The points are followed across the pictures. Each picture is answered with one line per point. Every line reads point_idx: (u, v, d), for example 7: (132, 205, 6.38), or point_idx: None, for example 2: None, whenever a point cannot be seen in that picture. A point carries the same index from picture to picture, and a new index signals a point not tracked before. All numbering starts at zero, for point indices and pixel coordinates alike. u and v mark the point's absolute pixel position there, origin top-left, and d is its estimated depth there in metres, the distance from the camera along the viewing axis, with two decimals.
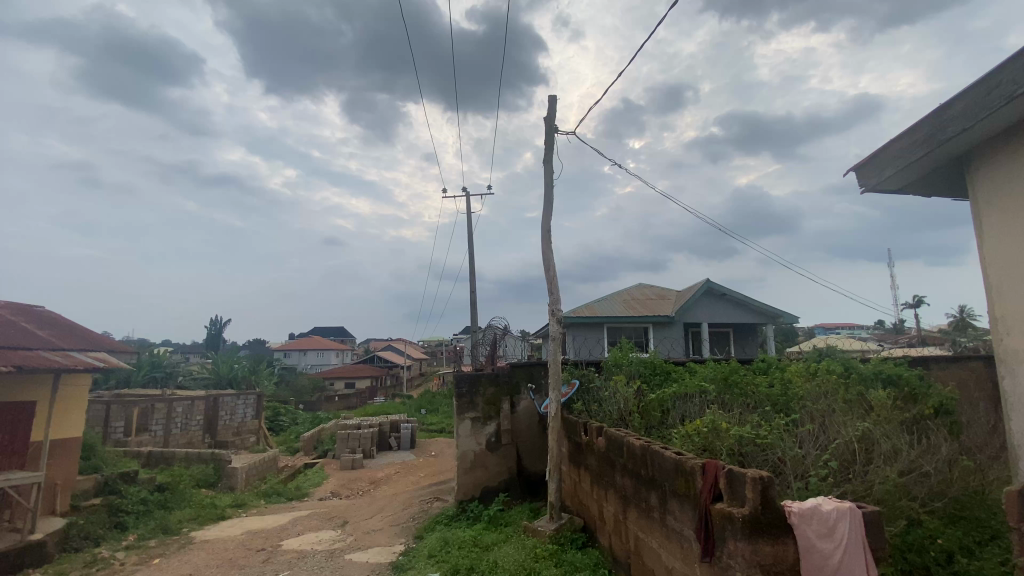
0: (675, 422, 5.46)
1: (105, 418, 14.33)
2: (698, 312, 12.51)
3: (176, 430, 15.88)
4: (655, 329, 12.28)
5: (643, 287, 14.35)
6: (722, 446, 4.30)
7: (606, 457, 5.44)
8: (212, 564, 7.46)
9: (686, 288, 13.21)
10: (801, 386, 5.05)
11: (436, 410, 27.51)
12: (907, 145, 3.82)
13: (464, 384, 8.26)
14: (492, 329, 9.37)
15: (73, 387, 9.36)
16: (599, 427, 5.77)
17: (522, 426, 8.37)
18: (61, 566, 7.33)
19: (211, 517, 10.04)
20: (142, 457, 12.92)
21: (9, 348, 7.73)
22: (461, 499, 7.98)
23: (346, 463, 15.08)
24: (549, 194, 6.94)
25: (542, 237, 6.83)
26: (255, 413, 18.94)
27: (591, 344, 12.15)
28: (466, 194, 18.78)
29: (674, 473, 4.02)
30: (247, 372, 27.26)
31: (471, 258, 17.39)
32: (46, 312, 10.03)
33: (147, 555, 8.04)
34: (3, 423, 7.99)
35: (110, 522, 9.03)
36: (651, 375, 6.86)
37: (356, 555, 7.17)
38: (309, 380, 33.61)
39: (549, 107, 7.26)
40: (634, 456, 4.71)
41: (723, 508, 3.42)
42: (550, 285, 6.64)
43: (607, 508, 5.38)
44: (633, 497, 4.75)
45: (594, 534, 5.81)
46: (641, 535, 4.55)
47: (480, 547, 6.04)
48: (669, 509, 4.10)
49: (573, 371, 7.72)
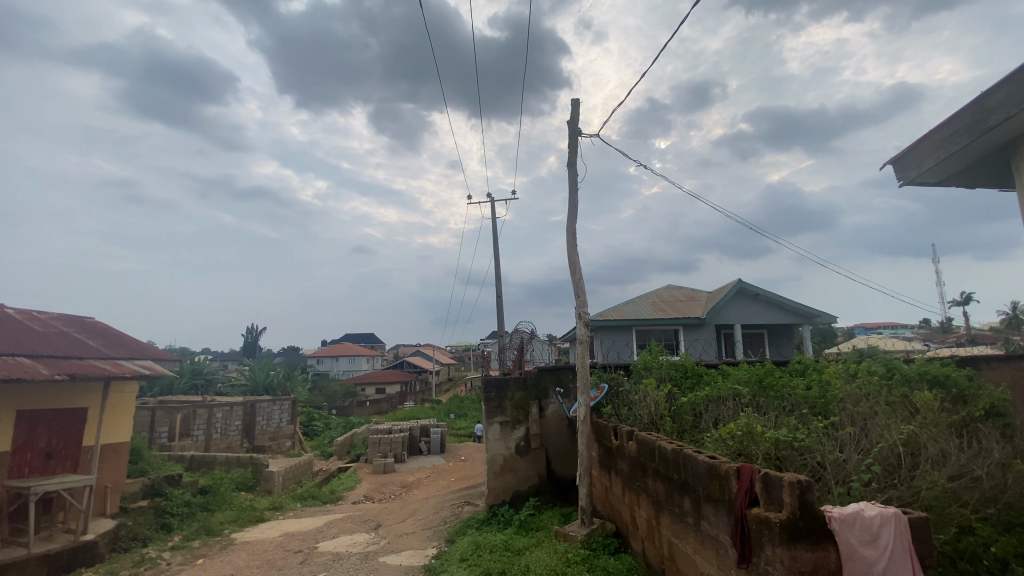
0: (708, 426, 5.36)
1: (151, 423, 15.00)
2: (731, 313, 12.22)
3: (216, 435, 16.48)
4: (685, 332, 12.06)
5: (672, 288, 14.11)
6: (757, 450, 4.21)
7: (637, 461, 5.38)
8: (253, 564, 7.69)
9: (717, 289, 12.94)
10: (840, 388, 4.89)
11: (466, 414, 27.79)
12: (949, 135, 3.66)
13: (492, 388, 8.29)
14: (519, 333, 9.41)
15: (122, 392, 9.83)
16: (629, 431, 5.69)
17: (551, 430, 8.36)
18: (113, 565, 7.71)
19: (250, 519, 10.36)
20: (185, 461, 13.43)
21: (63, 358, 8.22)
22: (491, 504, 8.01)
23: (378, 467, 15.35)
24: (574, 198, 6.92)
25: (568, 240, 6.82)
26: (291, 419, 19.42)
27: (619, 347, 12.02)
28: (492, 199, 18.85)
29: (707, 478, 3.94)
30: (283, 378, 28.09)
31: (497, 263, 17.48)
32: (95, 323, 10.57)
33: (193, 554, 8.36)
34: (57, 428, 8.47)
35: (157, 523, 9.45)
36: (682, 377, 6.75)
37: (390, 557, 7.29)
38: (340, 387, 33.95)
39: (571, 110, 7.28)
40: (666, 460, 4.65)
41: (759, 513, 3.34)
42: (576, 288, 6.62)
43: (639, 514, 5.30)
44: (666, 501, 4.67)
45: (627, 539, 5.73)
46: (675, 541, 4.47)
47: (512, 551, 6.05)
48: (703, 515, 4.01)
49: (601, 374, 7.67)
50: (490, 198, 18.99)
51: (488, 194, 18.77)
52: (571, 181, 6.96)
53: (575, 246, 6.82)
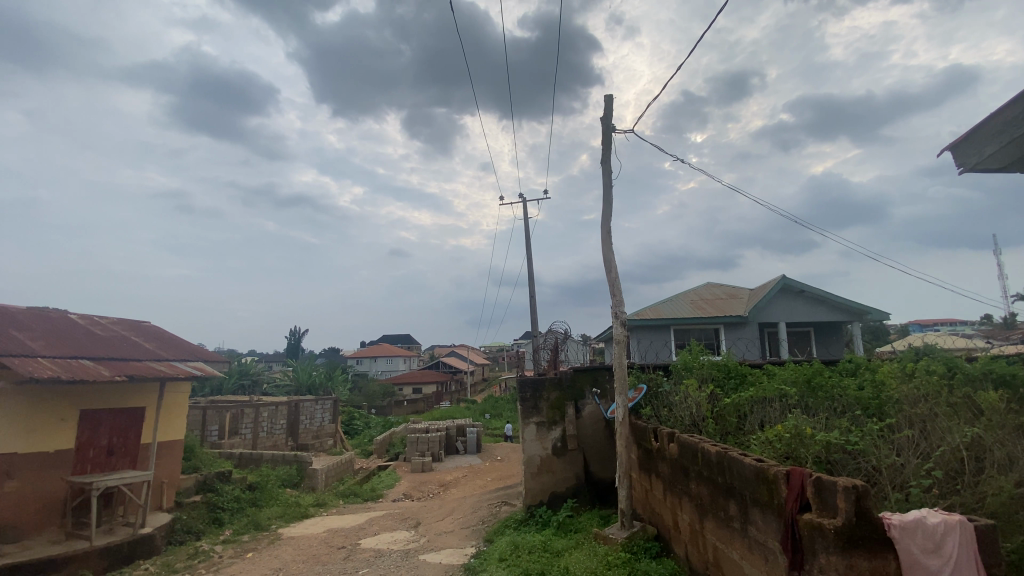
0: (754, 428, 5.18)
1: (202, 422, 15.71)
2: (774, 311, 11.78)
3: (263, 434, 17.11)
4: (727, 331, 11.70)
5: (711, 285, 13.71)
6: (806, 453, 4.03)
7: (679, 464, 5.24)
8: (299, 559, 7.93)
9: (759, 286, 12.50)
10: (896, 388, 4.60)
11: (501, 414, 27.93)
12: (1012, 119, 3.43)
13: (528, 388, 8.26)
14: (553, 333, 9.36)
15: (176, 392, 10.35)
16: (670, 433, 5.55)
17: (588, 431, 8.26)
18: (168, 557, 8.12)
19: (295, 515, 10.70)
20: (234, 458, 14.00)
21: (122, 360, 8.74)
22: (529, 504, 7.98)
23: (416, 466, 15.60)
24: (609, 196, 6.83)
25: (602, 238, 6.72)
26: (332, 418, 19.98)
27: (657, 347, 11.77)
28: (524, 199, 18.75)
29: (754, 483, 3.80)
30: (324, 379, 28.93)
31: (530, 263, 17.43)
32: (151, 326, 11.17)
33: (243, 548, 8.72)
34: (118, 426, 9.00)
35: (209, 517, 9.91)
36: (725, 378, 6.53)
37: (430, 555, 7.38)
38: (379, 387, 34.67)
39: (604, 107, 7.18)
40: (710, 463, 4.50)
41: (812, 519, 3.20)
42: (612, 287, 6.52)
43: (682, 518, 5.16)
44: (710, 505, 4.53)
45: (669, 543, 5.59)
46: (720, 546, 4.33)
47: (551, 553, 6.02)
48: (750, 519, 3.87)
49: (639, 375, 7.52)
50: (523, 199, 18.88)
51: (521, 195, 18.72)
52: (605, 179, 6.86)
53: (611, 244, 6.72)
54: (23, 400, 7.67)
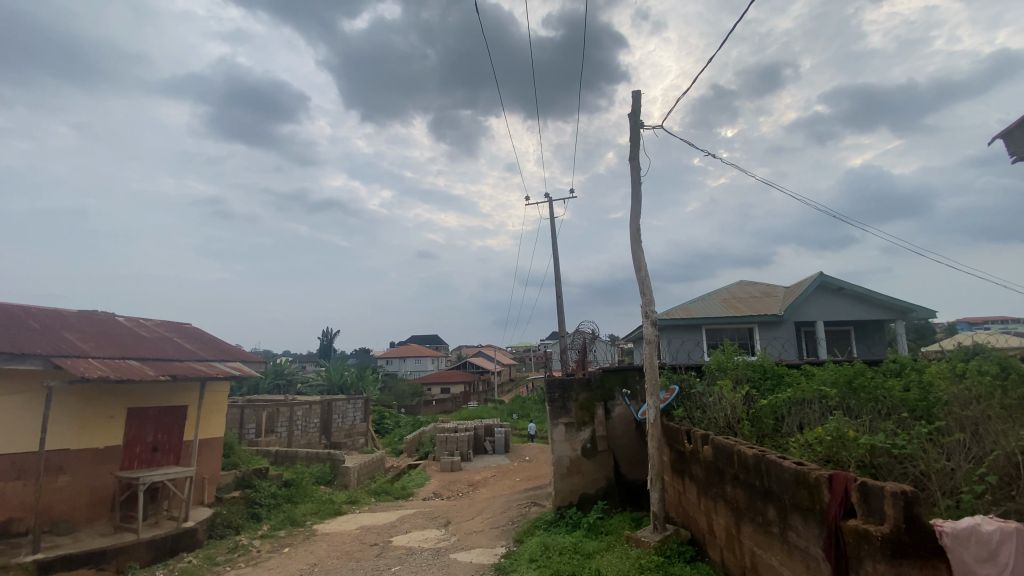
0: (792, 431, 5.03)
1: (240, 420, 16.24)
2: (812, 309, 11.39)
3: (297, 432, 17.57)
4: (761, 330, 11.38)
5: (745, 284, 13.35)
6: (849, 457, 3.89)
7: (714, 467, 5.12)
8: (334, 555, 8.10)
9: (796, 284, 12.10)
10: (945, 389, 4.37)
11: (529, 414, 27.92)
12: None
13: (556, 389, 8.21)
14: (581, 333, 9.28)
15: (217, 392, 10.72)
16: (703, 435, 5.43)
17: (619, 433, 8.16)
18: (210, 551, 8.43)
19: (329, 512, 10.93)
20: (271, 456, 14.42)
21: (166, 360, 9.12)
22: (558, 505, 7.93)
23: (446, 465, 15.74)
24: (637, 193, 6.73)
25: (631, 237, 6.63)
26: (363, 417, 20.34)
27: (689, 347, 11.54)
28: (550, 199, 18.64)
29: (794, 487, 3.67)
30: (355, 378, 29.50)
31: (557, 262, 17.35)
32: (192, 328, 11.61)
33: (280, 543, 8.97)
34: (162, 423, 9.39)
35: (247, 512, 10.24)
36: (761, 379, 6.34)
37: (460, 554, 7.42)
38: (408, 386, 35.13)
39: (632, 103, 7.08)
40: (747, 466, 4.37)
41: (857, 525, 3.07)
42: (642, 287, 6.42)
43: (717, 522, 5.04)
44: (746, 509, 4.41)
45: (703, 547, 5.46)
46: (758, 552, 4.21)
47: (582, 554, 5.97)
48: (789, 524, 3.75)
49: (672, 376, 7.38)
50: (550, 198, 18.78)
51: (547, 195, 18.62)
52: (633, 177, 6.76)
53: (640, 242, 6.62)
54: (75, 398, 8.08)
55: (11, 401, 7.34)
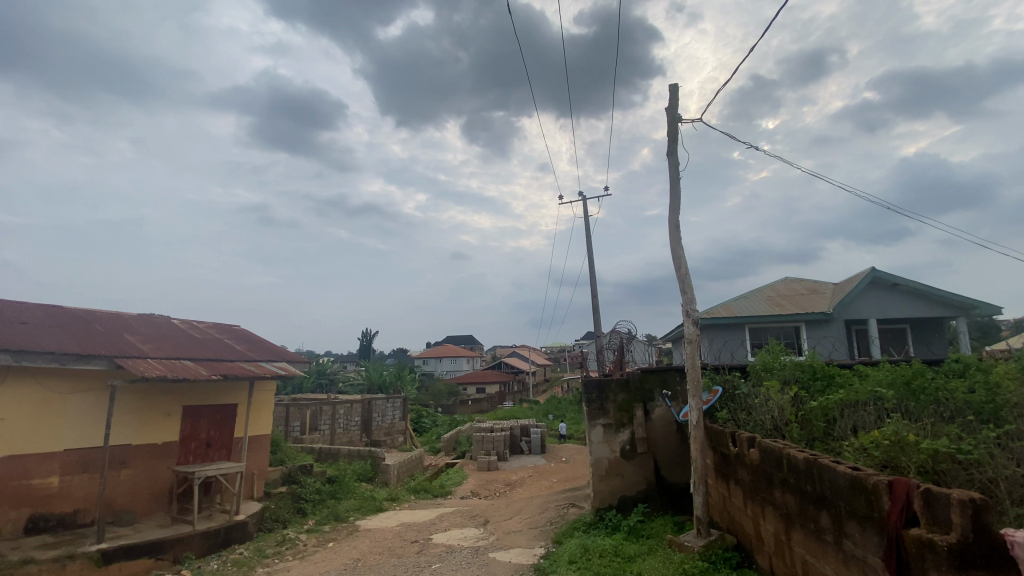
0: (845, 434, 4.79)
1: (286, 418, 16.85)
2: (863, 306, 10.84)
3: (339, 430, 18.07)
4: (809, 329, 10.92)
5: (789, 280, 12.84)
6: (909, 463, 3.67)
7: (761, 471, 4.94)
8: (375, 550, 8.29)
9: (845, 280, 11.55)
10: (1015, 390, 4.07)
11: (565, 414, 27.80)
12: None
13: (594, 390, 8.11)
14: (618, 333, 9.15)
15: (265, 391, 11.15)
16: (750, 438, 5.25)
17: (659, 434, 8.01)
18: (260, 543, 8.78)
19: (371, 508, 11.19)
20: (315, 452, 14.89)
21: (218, 361, 9.55)
22: (598, 507, 7.83)
23: (483, 464, 15.86)
24: (677, 188, 6.57)
25: (670, 234, 6.48)
26: (402, 415, 20.73)
27: (732, 347, 11.19)
28: (583, 198, 18.49)
29: (850, 493, 3.50)
30: (394, 377, 30.12)
31: (591, 261, 17.18)
32: (240, 329, 12.11)
33: (325, 537, 9.25)
34: (215, 421, 9.84)
35: (294, 507, 10.62)
36: (810, 380, 6.07)
37: (499, 554, 7.44)
38: (444, 386, 35.60)
39: (669, 96, 6.92)
40: (797, 470, 4.19)
41: (920, 534, 2.90)
42: (682, 285, 6.27)
43: (765, 528, 4.86)
44: (797, 515, 4.23)
45: (751, 554, 5.28)
46: (810, 560, 4.03)
47: (623, 557, 5.89)
48: (845, 532, 3.57)
49: (715, 376, 7.17)
50: (583, 197, 18.59)
51: (580, 194, 18.47)
52: (671, 172, 6.61)
53: (680, 239, 6.47)
54: (135, 397, 8.56)
55: (76, 400, 7.85)
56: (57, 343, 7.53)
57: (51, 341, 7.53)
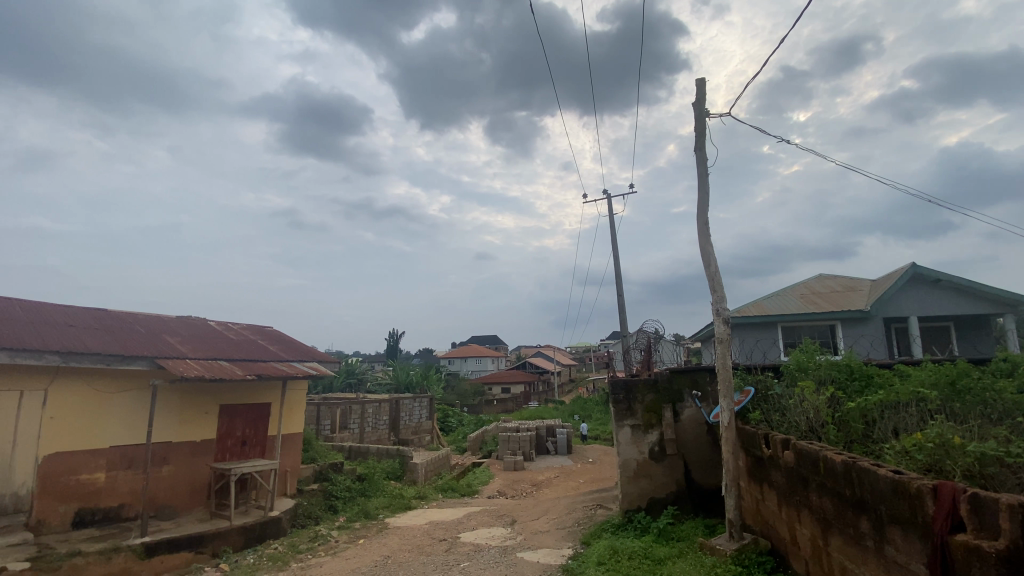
0: (885, 437, 4.62)
1: (317, 417, 17.23)
2: (903, 304, 10.43)
3: (368, 429, 18.38)
4: (845, 327, 10.56)
5: (824, 277, 12.43)
6: (954, 466, 3.51)
7: (796, 474, 4.80)
8: (405, 548, 8.41)
9: (884, 276, 11.13)
10: None
11: (591, 415, 27.64)
12: None
13: (621, 390, 8.03)
14: (645, 333, 9.04)
15: (298, 391, 11.43)
16: (784, 439, 5.11)
17: (688, 436, 7.88)
18: (293, 539, 9.02)
19: (400, 506, 11.35)
20: (345, 451, 15.19)
21: (253, 361, 9.85)
22: (626, 509, 7.76)
23: (509, 464, 15.90)
24: (705, 184, 6.45)
25: (699, 231, 6.37)
26: (429, 414, 20.94)
27: (764, 346, 10.91)
28: (608, 196, 18.32)
29: (892, 498, 3.37)
30: (421, 377, 30.45)
31: (617, 259, 17.01)
32: (273, 330, 12.45)
33: (355, 534, 9.43)
34: (250, 420, 10.15)
35: (325, 504, 10.86)
36: (848, 380, 5.86)
37: (527, 554, 7.45)
38: (470, 386, 35.81)
39: (696, 91, 6.80)
40: (835, 473, 4.07)
41: (966, 540, 2.78)
42: (712, 283, 6.16)
43: (801, 532, 4.72)
44: (835, 520, 4.10)
45: (785, 559, 5.15)
46: (849, 566, 3.90)
47: (653, 560, 5.82)
48: (886, 537, 3.45)
49: (746, 376, 7.01)
50: (607, 195, 18.42)
51: (605, 192, 18.31)
52: (699, 168, 6.49)
53: (709, 236, 6.35)
54: (175, 396, 8.90)
55: (120, 399, 8.21)
56: (103, 344, 7.90)
57: (97, 343, 7.90)
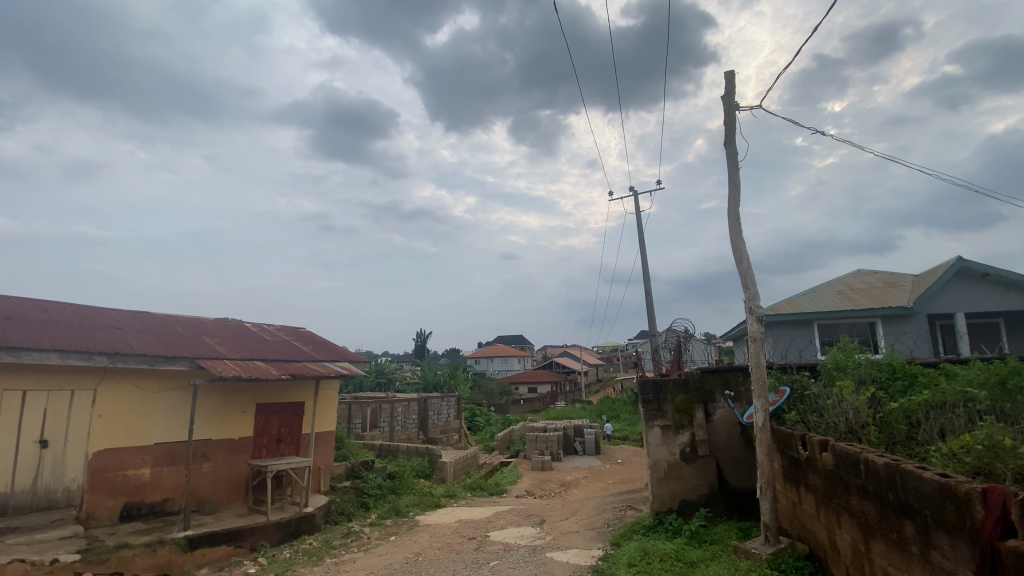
0: (930, 439, 4.42)
1: (348, 415, 17.61)
2: (949, 300, 9.97)
3: (398, 427, 18.66)
4: (886, 324, 10.16)
5: (862, 273, 11.99)
6: (1006, 469, 3.34)
7: (836, 476, 4.65)
8: (435, 545, 8.51)
9: (927, 271, 10.66)
10: None
11: (619, 416, 27.39)
12: None
13: (651, 391, 7.92)
14: (675, 331, 8.89)
15: (330, 391, 11.72)
16: (822, 441, 4.95)
17: (720, 437, 7.72)
18: (327, 535, 9.23)
19: (430, 504, 11.49)
20: (375, 449, 15.47)
21: (287, 361, 10.15)
22: (657, 510, 7.65)
23: (537, 464, 15.89)
24: (736, 179, 6.31)
25: (730, 227, 6.24)
26: (457, 414, 21.12)
27: (800, 345, 10.59)
28: (634, 193, 18.07)
29: (938, 502, 3.23)
30: (448, 377, 30.73)
31: (644, 257, 16.78)
32: (305, 331, 12.77)
33: (387, 531, 9.60)
34: (285, 418, 10.44)
35: (357, 501, 11.09)
36: (890, 380, 5.64)
37: (557, 554, 7.43)
38: (497, 386, 35.94)
39: (725, 84, 6.66)
40: (877, 477, 3.92)
41: (1020, 547, 2.65)
42: (744, 280, 6.01)
43: (841, 537, 4.57)
44: (877, 524, 3.96)
45: (825, 564, 4.99)
46: (892, 572, 3.76)
47: (685, 563, 5.72)
48: (932, 543, 3.31)
49: (781, 376, 6.83)
50: (633, 193, 18.18)
51: (631, 189, 18.06)
52: (730, 162, 6.35)
53: (740, 233, 6.20)
54: (214, 395, 9.24)
55: (164, 398, 8.56)
56: (147, 346, 8.25)
57: (141, 344, 8.25)
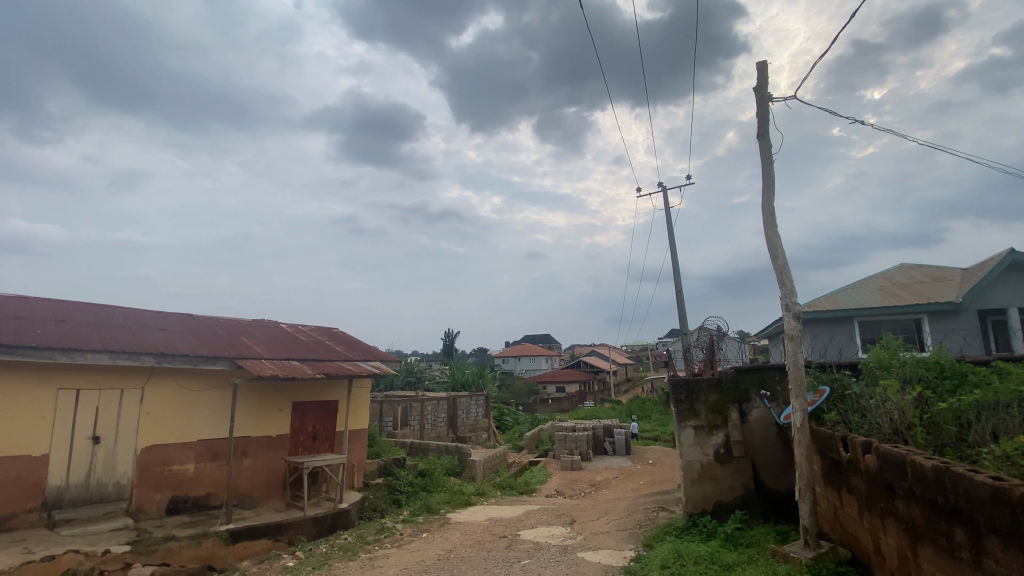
0: (982, 440, 4.20)
1: (380, 414, 17.94)
2: (1001, 295, 9.45)
3: (427, 425, 18.88)
4: (933, 321, 9.70)
5: (906, 268, 11.48)
6: None
7: (880, 479, 4.47)
8: (466, 543, 8.59)
9: (978, 264, 10.12)
10: None
11: (649, 416, 27.00)
12: None
13: (683, 390, 7.78)
14: (707, 330, 8.71)
15: (362, 390, 11.97)
16: (865, 442, 4.77)
17: (756, 437, 7.53)
18: (362, 530, 9.44)
19: (460, 502, 11.60)
20: (406, 447, 15.71)
21: (321, 360, 10.42)
22: (690, 512, 7.52)
23: (567, 463, 15.83)
24: (770, 173, 6.13)
25: (764, 222, 6.07)
26: (485, 413, 21.23)
27: (840, 343, 10.24)
28: (663, 189, 17.71)
29: (991, 506, 3.07)
30: (477, 376, 30.92)
31: (674, 254, 16.47)
32: (337, 331, 13.06)
33: (419, 528, 9.73)
34: (320, 416, 10.72)
35: (390, 498, 11.29)
36: (937, 379, 5.39)
37: (588, 554, 7.39)
38: (525, 385, 35.95)
39: (757, 75, 6.47)
40: (924, 480, 3.75)
41: None
42: (779, 277, 5.84)
43: (886, 542, 4.39)
44: (925, 530, 3.79)
45: (868, 569, 4.82)
46: None
47: (720, 566, 5.61)
48: (984, 550, 3.15)
49: (820, 375, 6.61)
50: (661, 188, 17.81)
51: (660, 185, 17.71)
52: (763, 156, 6.18)
53: (775, 228, 6.03)
54: (252, 394, 9.56)
55: (205, 396, 8.90)
56: (190, 347, 8.61)
57: (184, 345, 8.60)
